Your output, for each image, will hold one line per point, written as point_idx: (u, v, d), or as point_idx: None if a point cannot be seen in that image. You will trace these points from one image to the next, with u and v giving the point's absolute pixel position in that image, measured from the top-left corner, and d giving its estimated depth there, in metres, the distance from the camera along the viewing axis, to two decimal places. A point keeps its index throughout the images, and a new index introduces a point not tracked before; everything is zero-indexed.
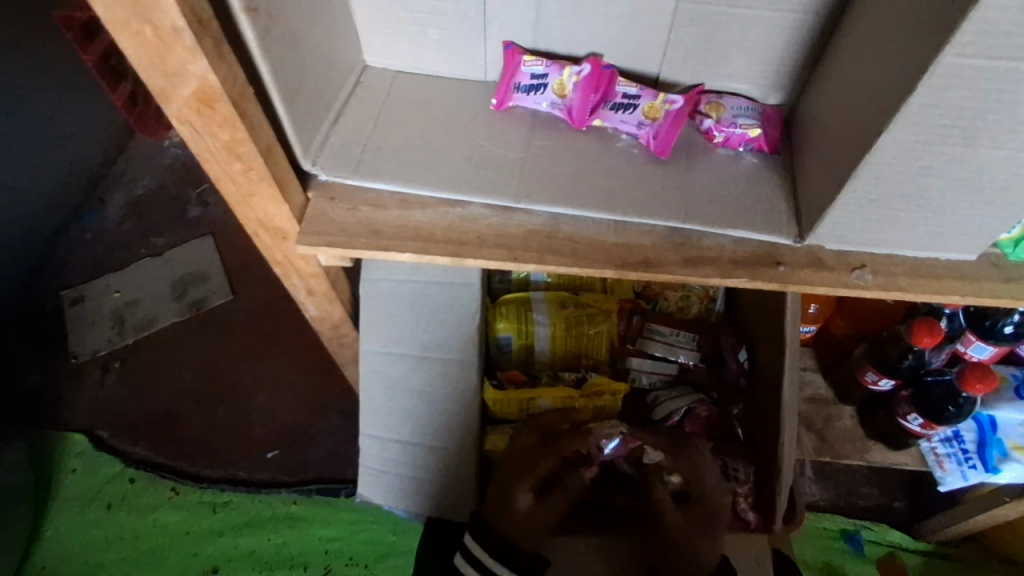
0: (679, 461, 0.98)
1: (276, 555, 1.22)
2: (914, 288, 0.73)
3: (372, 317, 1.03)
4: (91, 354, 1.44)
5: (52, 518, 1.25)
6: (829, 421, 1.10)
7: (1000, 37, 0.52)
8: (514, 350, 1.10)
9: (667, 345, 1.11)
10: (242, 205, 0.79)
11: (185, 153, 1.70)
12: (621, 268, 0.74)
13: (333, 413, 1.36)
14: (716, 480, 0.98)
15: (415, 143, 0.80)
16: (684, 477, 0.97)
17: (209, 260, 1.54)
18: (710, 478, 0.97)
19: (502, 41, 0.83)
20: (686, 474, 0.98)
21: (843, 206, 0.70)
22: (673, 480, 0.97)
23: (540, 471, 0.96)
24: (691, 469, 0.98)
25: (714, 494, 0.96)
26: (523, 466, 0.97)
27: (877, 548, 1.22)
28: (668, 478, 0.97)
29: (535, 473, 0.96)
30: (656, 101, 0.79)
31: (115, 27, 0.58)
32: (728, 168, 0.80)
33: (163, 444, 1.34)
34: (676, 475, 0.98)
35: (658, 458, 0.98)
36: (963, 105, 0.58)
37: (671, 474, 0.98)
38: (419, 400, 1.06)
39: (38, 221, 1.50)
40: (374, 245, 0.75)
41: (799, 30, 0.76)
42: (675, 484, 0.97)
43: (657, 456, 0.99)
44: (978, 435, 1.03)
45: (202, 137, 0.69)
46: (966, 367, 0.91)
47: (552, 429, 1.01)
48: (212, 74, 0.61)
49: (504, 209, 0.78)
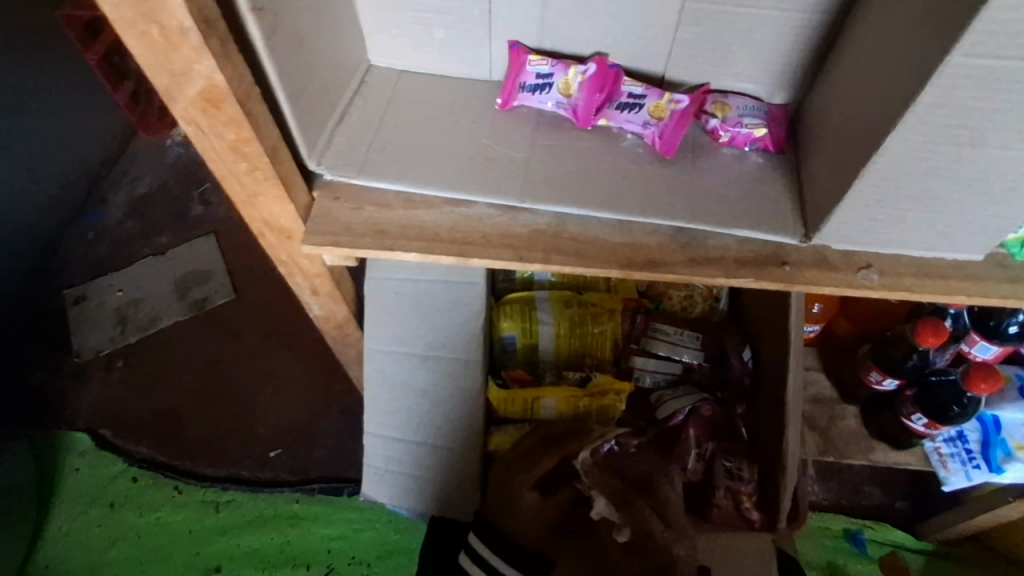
0: (628, 514, 0.90)
1: (279, 554, 1.22)
2: (921, 289, 0.73)
3: (376, 317, 1.03)
4: (94, 353, 1.44)
5: (55, 518, 1.25)
6: (832, 421, 1.10)
7: (1009, 38, 0.52)
8: (518, 349, 1.10)
9: (672, 344, 1.11)
10: (247, 205, 0.79)
11: (187, 153, 1.70)
12: (627, 268, 0.74)
13: (335, 412, 1.36)
14: (671, 533, 0.89)
15: (421, 143, 0.79)
16: (633, 535, 0.88)
17: (211, 260, 1.54)
18: (660, 529, 0.88)
19: (508, 41, 0.83)
20: (634, 529, 0.88)
21: (850, 207, 0.70)
22: (621, 538, 0.88)
23: (542, 467, 0.96)
24: (639, 524, 0.89)
25: (666, 545, 0.87)
26: (535, 462, 0.98)
27: (881, 548, 1.22)
28: (616, 534, 0.88)
29: (539, 468, 0.97)
30: (662, 101, 0.79)
31: (121, 27, 0.58)
32: (734, 168, 0.80)
33: (166, 443, 1.34)
34: (626, 530, 0.88)
35: (606, 511, 0.90)
36: (972, 105, 0.58)
37: (622, 529, 0.88)
38: (424, 400, 1.06)
39: (40, 220, 1.50)
40: (379, 244, 0.75)
41: (804, 29, 0.76)
42: (623, 540, 0.88)
43: (605, 507, 0.90)
44: (983, 435, 1.02)
45: (207, 137, 0.69)
46: (971, 367, 0.91)
47: (562, 437, 1.00)
48: (218, 74, 0.61)
49: (509, 209, 0.78)
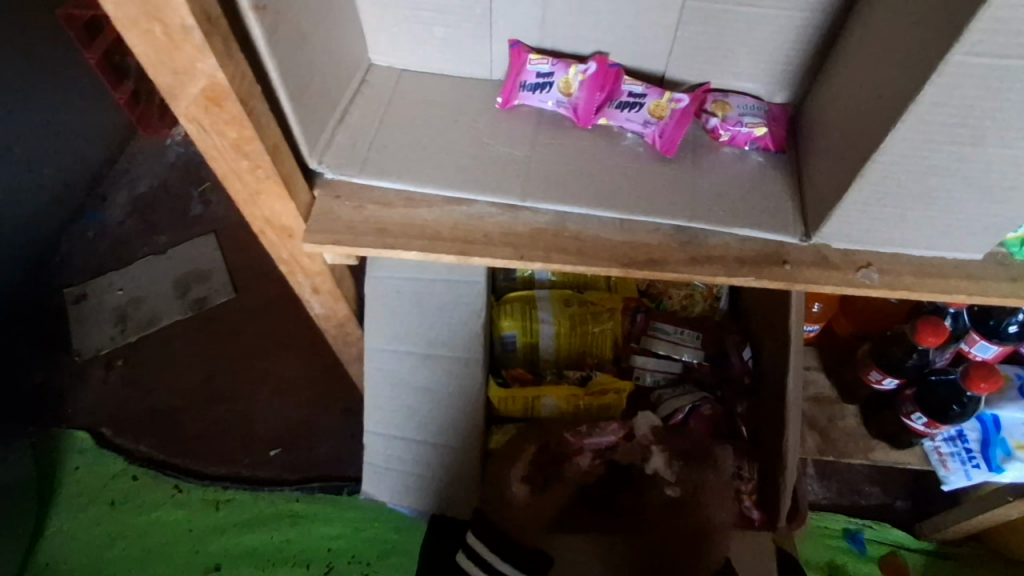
0: (687, 474, 1.00)
1: (279, 553, 1.22)
2: (922, 287, 0.73)
3: (376, 315, 1.03)
4: (94, 351, 1.44)
5: (55, 517, 1.25)
6: (832, 420, 1.10)
7: (1010, 37, 0.52)
8: (518, 348, 1.11)
9: (672, 343, 1.11)
10: (248, 203, 0.79)
11: (188, 152, 1.71)
12: (627, 267, 0.74)
13: (335, 411, 1.36)
14: (717, 495, 1.00)
15: (422, 141, 0.80)
16: (681, 492, 1.00)
17: (211, 259, 1.54)
18: (704, 491, 1.00)
19: (509, 40, 0.83)
20: (683, 487, 1.00)
21: (850, 206, 0.70)
22: (670, 493, 1.00)
23: (527, 456, 1.03)
24: (688, 482, 1.00)
25: (707, 509, 0.99)
26: (517, 453, 1.04)
27: (880, 548, 1.22)
28: (666, 489, 1.01)
29: (524, 457, 1.03)
30: (662, 100, 0.79)
31: (124, 25, 0.58)
32: (734, 167, 0.80)
33: (166, 442, 1.34)
34: (676, 488, 1.00)
35: (660, 468, 1.01)
36: (973, 103, 0.58)
37: (672, 485, 1.00)
38: (425, 398, 1.06)
39: (40, 220, 1.50)
40: (380, 243, 0.75)
41: (805, 29, 0.76)
42: (671, 495, 1.00)
43: (660, 465, 1.01)
44: (982, 434, 1.02)
45: (209, 135, 0.69)
46: (971, 366, 0.91)
47: (550, 430, 1.03)
48: (220, 73, 0.61)
49: (510, 208, 0.78)
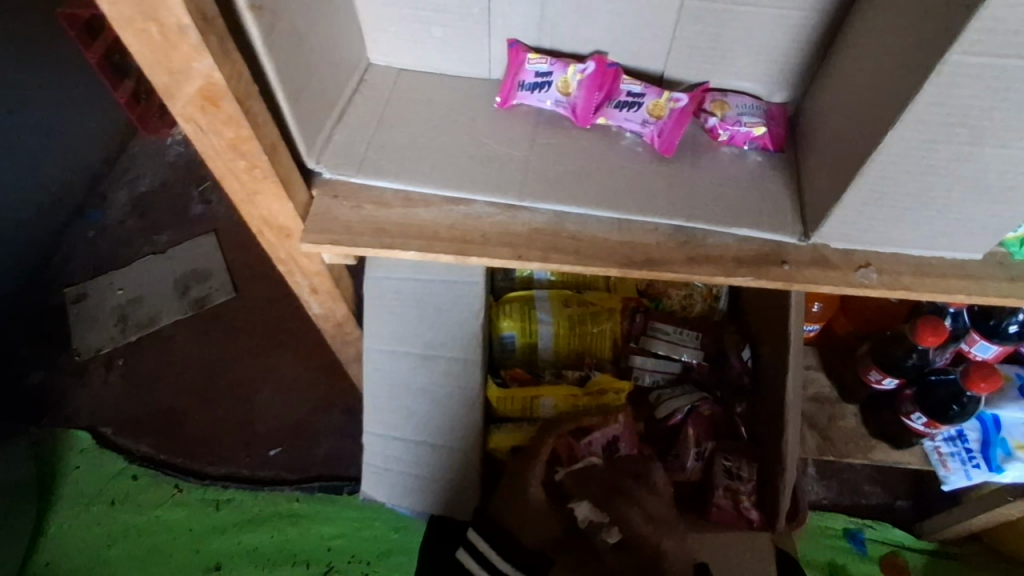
0: (612, 515, 0.95)
1: (279, 552, 1.22)
2: (920, 288, 0.73)
3: (375, 317, 1.03)
4: (94, 351, 1.44)
5: (54, 517, 1.25)
6: (832, 420, 1.10)
7: (1009, 35, 0.52)
8: (517, 348, 1.11)
9: (670, 343, 1.11)
10: (245, 202, 0.79)
11: (188, 151, 1.71)
12: (626, 267, 0.74)
13: (335, 410, 1.36)
14: (653, 527, 0.94)
15: (419, 141, 0.79)
16: (621, 535, 0.94)
17: (211, 259, 1.54)
18: (645, 525, 0.94)
19: (507, 40, 0.83)
20: (622, 529, 0.94)
21: (849, 205, 0.70)
22: (611, 538, 0.93)
23: (543, 453, 0.99)
24: (624, 522, 0.94)
25: (652, 539, 0.93)
26: (534, 450, 1.00)
27: (880, 547, 1.22)
28: (605, 535, 0.94)
29: (542, 456, 0.99)
30: (661, 100, 0.79)
31: (120, 25, 0.58)
32: (733, 166, 0.80)
33: (167, 441, 1.34)
34: (615, 531, 0.94)
35: (591, 515, 0.95)
36: (970, 103, 0.58)
37: (611, 531, 0.94)
38: (424, 399, 1.06)
39: (41, 219, 1.50)
40: (378, 242, 0.75)
41: (804, 28, 0.76)
42: (613, 540, 0.94)
43: (590, 512, 0.95)
44: (982, 434, 1.02)
45: (205, 135, 0.69)
46: (971, 365, 0.91)
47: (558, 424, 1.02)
48: (216, 72, 0.61)
49: (508, 207, 0.78)
